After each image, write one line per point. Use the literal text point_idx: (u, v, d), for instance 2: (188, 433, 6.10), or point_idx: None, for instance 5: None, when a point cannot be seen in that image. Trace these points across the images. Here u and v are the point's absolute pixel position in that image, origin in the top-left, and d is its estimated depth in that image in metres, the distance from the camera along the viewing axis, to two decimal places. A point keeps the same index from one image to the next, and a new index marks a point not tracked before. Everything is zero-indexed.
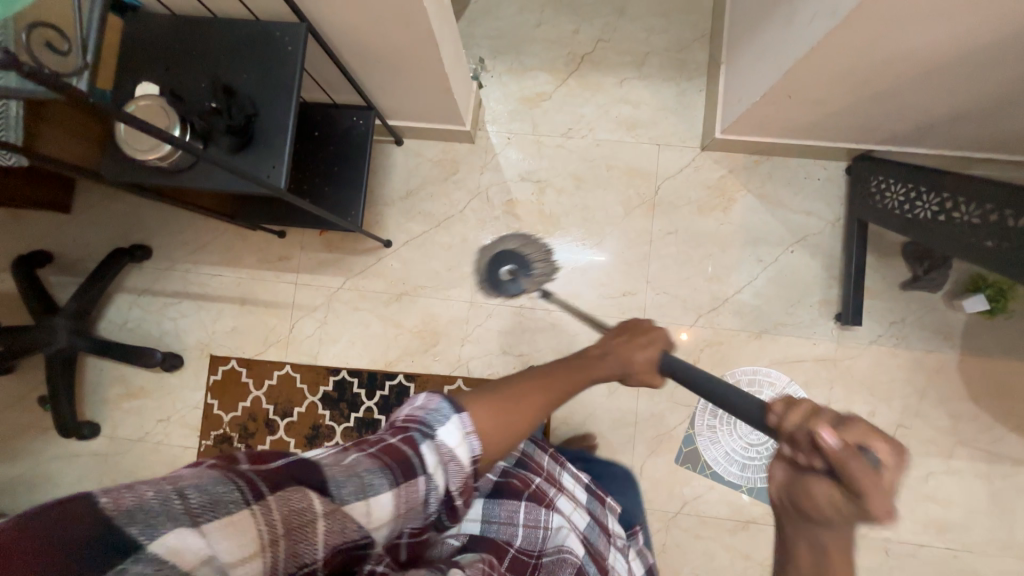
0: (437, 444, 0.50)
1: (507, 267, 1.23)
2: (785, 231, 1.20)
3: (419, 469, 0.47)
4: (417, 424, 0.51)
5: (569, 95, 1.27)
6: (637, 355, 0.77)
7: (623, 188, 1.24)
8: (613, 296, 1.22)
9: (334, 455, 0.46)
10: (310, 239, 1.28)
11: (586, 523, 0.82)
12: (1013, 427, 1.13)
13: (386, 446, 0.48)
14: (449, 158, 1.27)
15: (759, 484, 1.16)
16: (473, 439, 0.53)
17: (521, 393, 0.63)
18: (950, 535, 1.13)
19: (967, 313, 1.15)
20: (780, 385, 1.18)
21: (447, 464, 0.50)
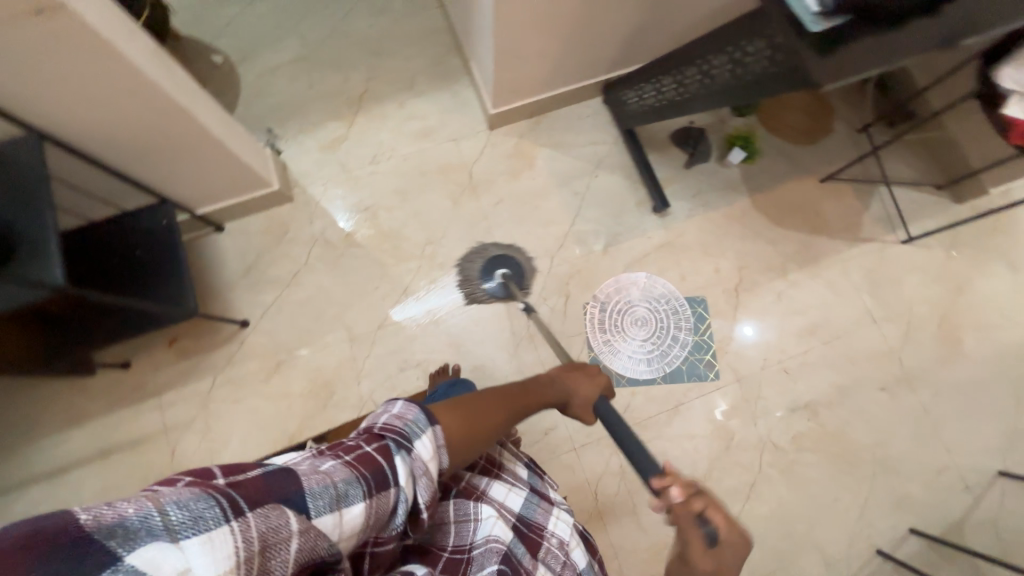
0: (412, 458, 0.52)
1: (500, 272, 1.30)
2: (583, 163, 1.40)
3: (391, 482, 0.50)
4: (397, 433, 0.52)
5: (363, 130, 1.40)
6: (584, 387, 0.87)
7: (443, 184, 1.37)
8: (478, 273, 1.31)
9: (314, 463, 0.49)
10: (161, 356, 1.20)
11: (524, 501, 0.75)
12: (812, 231, 1.39)
13: (363, 454, 0.50)
14: (276, 223, 1.31)
15: (668, 369, 1.26)
16: (444, 452, 0.56)
17: (490, 401, 0.68)
18: (820, 333, 1.31)
19: (737, 166, 1.42)
20: (641, 281, 1.33)
21: (418, 477, 0.52)
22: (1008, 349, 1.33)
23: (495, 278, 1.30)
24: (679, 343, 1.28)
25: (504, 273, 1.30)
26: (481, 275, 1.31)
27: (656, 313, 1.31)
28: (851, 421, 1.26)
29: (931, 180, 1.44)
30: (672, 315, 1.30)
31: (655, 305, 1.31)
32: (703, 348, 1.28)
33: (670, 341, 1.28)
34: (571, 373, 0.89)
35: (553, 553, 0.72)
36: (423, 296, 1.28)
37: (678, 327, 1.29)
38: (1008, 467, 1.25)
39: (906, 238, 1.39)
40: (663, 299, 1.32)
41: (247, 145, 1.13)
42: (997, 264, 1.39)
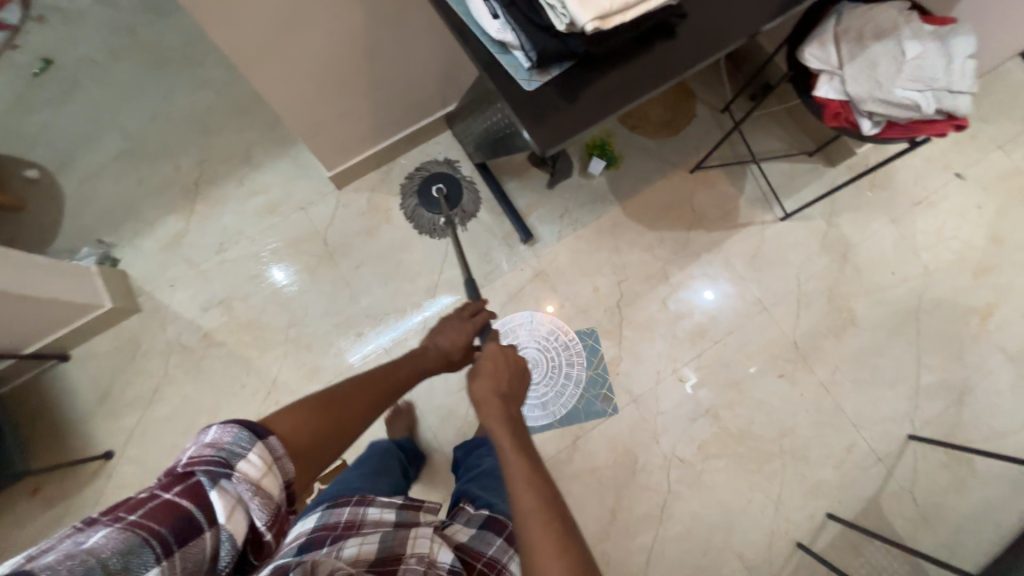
0: (235, 482, 0.44)
1: (437, 186, 1.31)
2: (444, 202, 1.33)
3: (204, 523, 0.41)
4: (210, 464, 0.44)
5: (204, 217, 1.31)
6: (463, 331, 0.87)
7: (298, 258, 1.29)
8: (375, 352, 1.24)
9: (70, 542, 0.37)
10: (26, 508, 1.13)
11: (383, 537, 0.63)
12: (688, 226, 1.34)
13: (157, 505, 0.41)
14: (125, 339, 1.22)
15: (564, 411, 1.22)
16: (284, 463, 0.49)
17: (346, 398, 0.63)
18: (711, 332, 1.28)
19: (601, 174, 1.36)
20: (527, 320, 1.28)
21: (249, 501, 0.44)
22: (900, 308, 1.31)
23: (433, 194, 1.31)
24: (573, 382, 1.24)
25: (441, 189, 1.30)
26: (419, 193, 1.32)
27: (546, 351, 1.26)
28: (755, 418, 1.23)
29: (802, 149, 1.39)
30: (563, 352, 1.25)
31: (544, 344, 1.26)
32: (598, 383, 1.24)
33: (563, 381, 1.24)
34: (440, 328, 0.87)
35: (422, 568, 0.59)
36: (353, 345, 1.25)
37: (571, 364, 1.25)
38: (916, 430, 1.23)
39: (784, 215, 1.35)
40: (552, 337, 1.26)
41: (54, 279, 1.06)
42: (881, 222, 1.35)
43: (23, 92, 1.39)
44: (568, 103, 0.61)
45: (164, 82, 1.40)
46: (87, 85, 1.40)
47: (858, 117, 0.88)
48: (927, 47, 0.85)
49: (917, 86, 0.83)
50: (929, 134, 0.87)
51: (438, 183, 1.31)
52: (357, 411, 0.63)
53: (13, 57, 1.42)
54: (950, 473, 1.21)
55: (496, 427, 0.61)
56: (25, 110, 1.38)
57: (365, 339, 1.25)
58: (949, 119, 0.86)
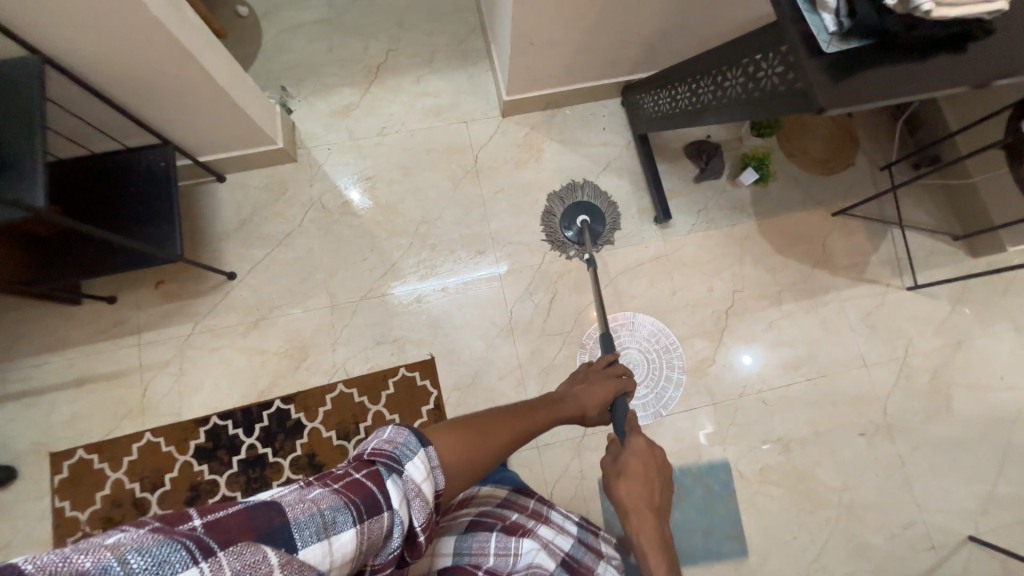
0: (404, 480, 0.50)
1: (583, 217, 1.32)
2: (589, 194, 1.35)
3: (383, 505, 0.47)
4: (387, 458, 0.50)
5: (376, 100, 1.39)
6: (594, 395, 0.88)
7: (447, 163, 1.35)
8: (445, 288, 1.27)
9: (296, 492, 0.45)
10: (146, 295, 1.22)
11: (571, 544, 0.76)
12: (815, 263, 1.35)
13: (350, 481, 0.47)
14: (276, 181, 1.31)
15: (664, 410, 1.24)
16: (438, 474, 0.53)
17: (494, 423, 0.65)
18: (806, 367, 1.28)
19: (748, 187, 1.38)
20: (629, 321, 1.29)
21: (412, 499, 0.50)
22: (999, 412, 1.29)
23: (576, 224, 1.32)
24: (671, 383, 1.26)
25: (586, 221, 1.31)
26: (564, 214, 1.33)
27: (644, 351, 1.27)
28: (823, 463, 1.23)
29: (948, 231, 1.38)
30: (664, 355, 1.27)
31: (647, 346, 1.27)
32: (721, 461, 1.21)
33: (663, 382, 1.26)
34: (579, 385, 0.90)
35: None
36: (413, 281, 1.27)
37: (670, 367, 1.27)
38: (978, 533, 1.21)
39: (911, 285, 1.34)
40: (654, 339, 1.28)
41: (253, 102, 1.15)
42: (1004, 325, 1.34)
43: None
44: (842, 87, 0.65)
45: None
46: None
47: None
48: None
49: None
50: None
51: (585, 218, 1.32)
52: (501, 442, 0.63)
53: None
54: None
55: (648, 540, 0.63)
56: None
57: (429, 281, 1.28)
58: None
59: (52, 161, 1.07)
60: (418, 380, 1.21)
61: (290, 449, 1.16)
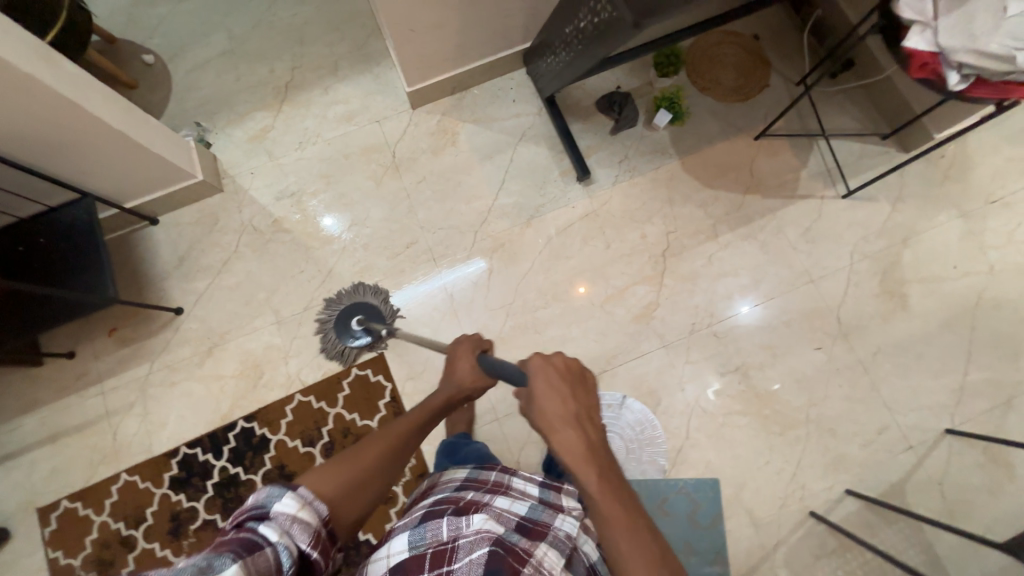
0: (278, 517, 0.51)
1: (356, 318, 1.24)
2: (365, 294, 1.27)
3: (263, 542, 0.48)
4: (253, 513, 0.51)
5: (289, 118, 1.42)
6: (464, 367, 0.86)
7: (367, 165, 1.38)
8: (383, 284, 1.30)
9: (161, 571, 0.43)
10: (102, 344, 1.27)
11: (528, 507, 0.74)
12: (744, 189, 1.34)
13: (222, 541, 0.47)
14: (207, 214, 1.35)
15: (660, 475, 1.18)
16: (318, 504, 0.56)
17: (370, 444, 0.67)
18: (752, 293, 1.28)
19: (665, 129, 1.38)
20: (617, 403, 1.22)
21: (290, 529, 0.51)
22: (956, 301, 1.26)
23: (353, 328, 1.23)
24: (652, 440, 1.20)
25: (359, 320, 1.22)
26: (337, 319, 1.25)
27: (626, 440, 1.20)
28: (784, 384, 1.23)
29: (876, 131, 1.36)
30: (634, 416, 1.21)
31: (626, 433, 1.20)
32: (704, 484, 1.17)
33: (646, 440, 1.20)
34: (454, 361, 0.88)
35: (560, 541, 0.68)
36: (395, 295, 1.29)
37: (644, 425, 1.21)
38: (954, 425, 1.19)
39: (846, 192, 1.33)
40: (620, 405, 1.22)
41: (161, 140, 1.19)
42: (949, 214, 1.31)
43: None
44: None
45: None
46: None
47: (946, 69, 0.87)
48: None
49: (1014, 42, 0.81)
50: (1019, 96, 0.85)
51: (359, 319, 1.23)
52: (378, 459, 0.66)
53: None
54: (985, 472, 1.17)
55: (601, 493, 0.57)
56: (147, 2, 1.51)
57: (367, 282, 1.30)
58: None
59: None
60: (371, 377, 1.23)
61: (260, 465, 1.19)
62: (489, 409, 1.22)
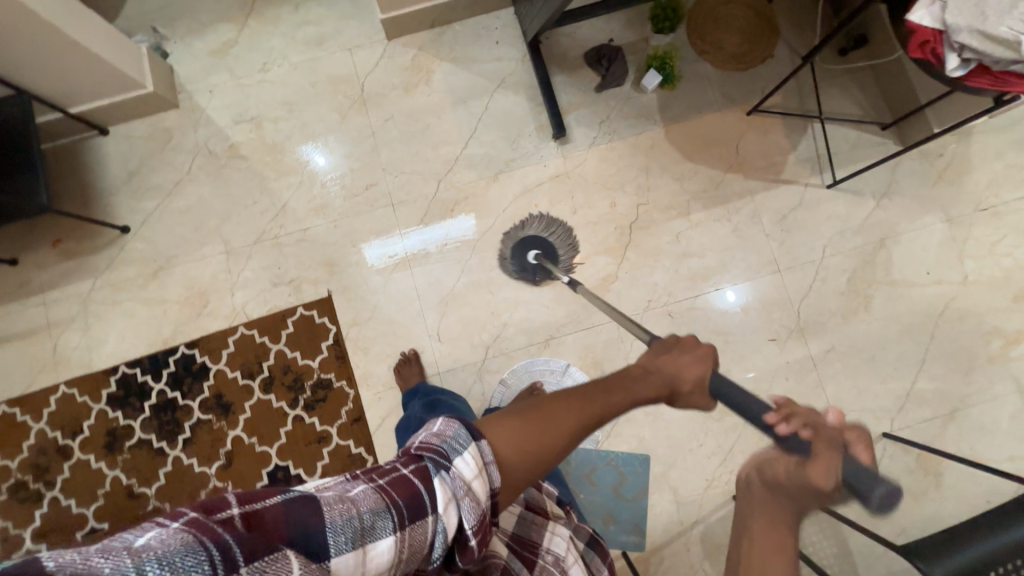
0: (452, 478, 0.42)
1: (534, 252, 1.22)
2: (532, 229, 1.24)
3: (429, 509, 0.41)
4: (435, 453, 0.43)
5: (254, 35, 1.31)
6: (689, 367, 0.64)
7: (332, 96, 1.29)
8: (339, 226, 1.25)
9: (341, 486, 0.41)
10: (45, 254, 1.23)
11: (517, 519, 0.71)
12: (726, 167, 1.27)
13: (395, 478, 0.41)
14: (160, 130, 1.28)
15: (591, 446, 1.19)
16: (492, 471, 0.44)
17: (558, 411, 0.50)
18: (715, 277, 1.24)
19: (654, 93, 1.28)
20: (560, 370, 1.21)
21: (461, 498, 0.42)
22: (922, 308, 1.23)
23: (530, 261, 1.22)
24: None
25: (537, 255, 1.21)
26: (519, 243, 1.24)
27: None
28: (731, 372, 1.21)
29: (877, 119, 1.27)
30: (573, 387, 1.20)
31: None
32: (634, 459, 1.19)
33: None
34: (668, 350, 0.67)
35: (550, 569, 0.68)
36: (381, 242, 1.25)
37: None
38: (892, 429, 1.20)
39: (831, 181, 1.26)
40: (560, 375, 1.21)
41: (107, 40, 1.11)
42: (935, 218, 1.25)
43: None
44: None
45: None
46: None
47: (945, 52, 0.79)
48: None
49: None
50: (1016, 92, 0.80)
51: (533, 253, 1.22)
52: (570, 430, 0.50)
53: None
54: (913, 477, 1.18)
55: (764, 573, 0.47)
56: None
57: (321, 221, 1.25)
58: None
59: None
60: (316, 318, 1.22)
61: (199, 391, 1.20)
62: (432, 363, 1.21)
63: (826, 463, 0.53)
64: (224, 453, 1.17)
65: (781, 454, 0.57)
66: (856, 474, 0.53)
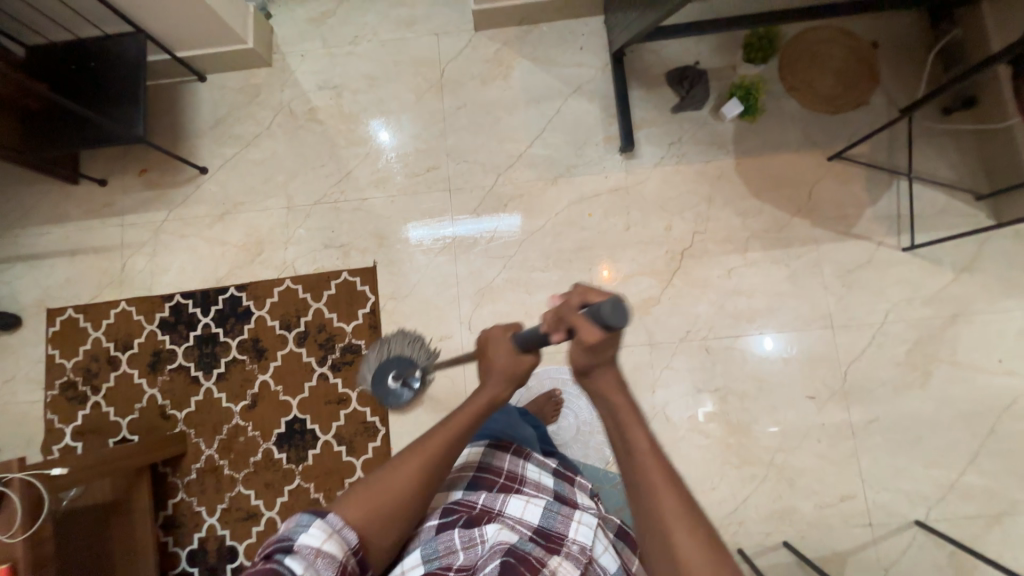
0: (303, 550, 0.55)
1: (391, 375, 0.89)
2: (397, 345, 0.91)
3: (288, 574, 0.52)
4: (284, 540, 0.55)
5: (351, 8, 1.37)
6: (502, 352, 0.67)
7: (412, 77, 1.33)
8: (395, 202, 1.29)
9: None
10: (131, 181, 1.34)
11: (542, 511, 0.74)
12: (794, 210, 1.22)
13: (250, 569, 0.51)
14: (251, 84, 1.36)
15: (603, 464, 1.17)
16: (345, 533, 0.58)
17: (396, 466, 0.63)
18: (761, 320, 1.19)
19: (731, 123, 1.25)
20: None
21: (318, 561, 0.55)
22: (986, 397, 1.13)
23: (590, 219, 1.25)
24: (605, 430, 1.18)
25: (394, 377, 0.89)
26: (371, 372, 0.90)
27: (580, 420, 1.19)
28: (760, 421, 1.16)
29: (972, 187, 1.18)
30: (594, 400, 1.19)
31: (582, 414, 1.19)
32: None
33: (601, 428, 1.18)
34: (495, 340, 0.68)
35: (575, 557, 0.69)
36: (432, 224, 1.28)
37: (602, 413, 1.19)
38: (926, 519, 1.11)
39: (908, 245, 1.18)
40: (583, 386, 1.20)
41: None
42: (1019, 303, 1.15)
43: None
44: None
45: None
46: None
47: None
48: None
49: None
50: None
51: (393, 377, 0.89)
52: (410, 475, 0.63)
53: None
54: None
55: (669, 518, 0.53)
56: None
57: (379, 194, 1.29)
58: None
59: (45, 41, 1.18)
60: (357, 285, 1.26)
61: (239, 332, 1.26)
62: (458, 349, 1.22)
63: (584, 325, 0.55)
64: (251, 394, 1.24)
65: (573, 347, 0.58)
66: (597, 313, 0.53)
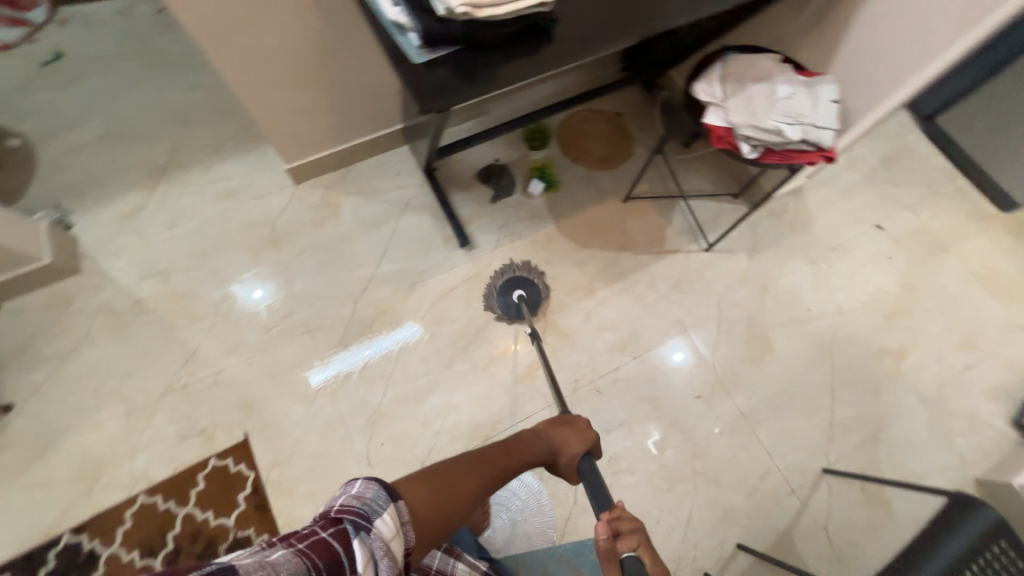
0: (372, 538, 0.45)
1: None
2: None
3: (348, 568, 0.41)
4: (356, 514, 0.45)
5: (164, 197, 1.39)
6: (568, 441, 0.79)
7: (244, 240, 1.36)
8: (254, 363, 1.22)
9: (255, 556, 0.39)
10: None
11: None
12: (617, 248, 1.43)
13: (316, 540, 0.42)
14: (58, 298, 1.25)
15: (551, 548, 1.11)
16: (409, 530, 0.49)
17: (455, 472, 0.60)
18: (631, 346, 1.31)
19: (541, 197, 1.47)
20: None
21: (379, 559, 0.44)
22: (817, 340, 1.35)
23: (511, 302, 1.30)
24: (540, 511, 1.14)
25: None
26: None
27: (514, 512, 1.13)
28: (669, 437, 1.23)
29: (728, 191, 1.52)
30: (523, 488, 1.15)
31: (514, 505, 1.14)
32: None
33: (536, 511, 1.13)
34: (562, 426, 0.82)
35: None
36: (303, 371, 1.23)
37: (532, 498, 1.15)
38: (830, 464, 1.23)
39: (707, 246, 1.44)
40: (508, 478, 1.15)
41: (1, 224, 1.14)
42: (799, 262, 1.44)
43: (26, 75, 1.52)
44: (465, 86, 0.73)
45: (159, 80, 1.54)
46: (87, 76, 1.53)
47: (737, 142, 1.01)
48: (797, 91, 1.00)
49: (785, 120, 0.97)
50: (801, 161, 1.00)
51: None
52: (476, 484, 0.61)
53: (25, 48, 1.56)
54: (866, 511, 1.18)
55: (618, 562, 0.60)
56: (25, 91, 1.50)
57: (235, 361, 1.22)
58: (818, 150, 1.00)
59: None
60: (231, 467, 1.12)
61: None
62: None
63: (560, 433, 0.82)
64: None
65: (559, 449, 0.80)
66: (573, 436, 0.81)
